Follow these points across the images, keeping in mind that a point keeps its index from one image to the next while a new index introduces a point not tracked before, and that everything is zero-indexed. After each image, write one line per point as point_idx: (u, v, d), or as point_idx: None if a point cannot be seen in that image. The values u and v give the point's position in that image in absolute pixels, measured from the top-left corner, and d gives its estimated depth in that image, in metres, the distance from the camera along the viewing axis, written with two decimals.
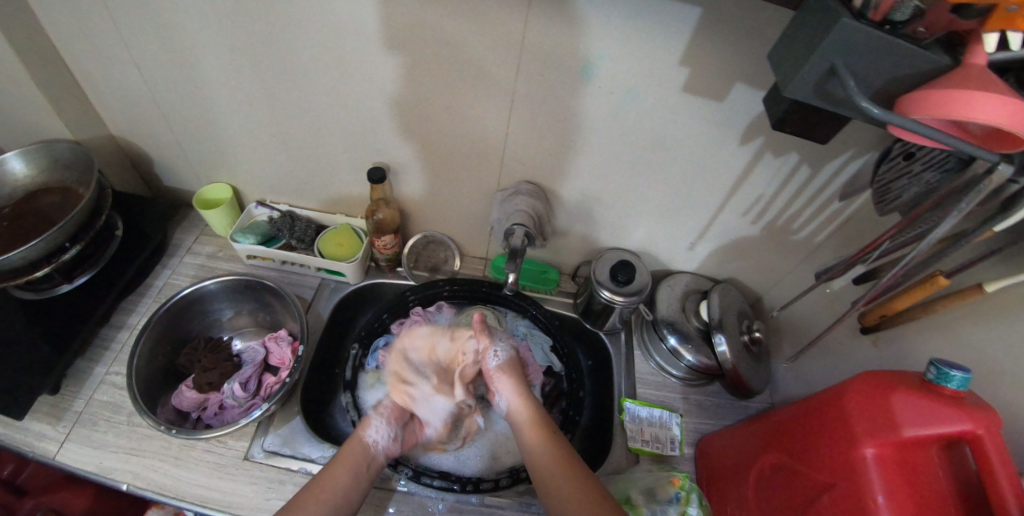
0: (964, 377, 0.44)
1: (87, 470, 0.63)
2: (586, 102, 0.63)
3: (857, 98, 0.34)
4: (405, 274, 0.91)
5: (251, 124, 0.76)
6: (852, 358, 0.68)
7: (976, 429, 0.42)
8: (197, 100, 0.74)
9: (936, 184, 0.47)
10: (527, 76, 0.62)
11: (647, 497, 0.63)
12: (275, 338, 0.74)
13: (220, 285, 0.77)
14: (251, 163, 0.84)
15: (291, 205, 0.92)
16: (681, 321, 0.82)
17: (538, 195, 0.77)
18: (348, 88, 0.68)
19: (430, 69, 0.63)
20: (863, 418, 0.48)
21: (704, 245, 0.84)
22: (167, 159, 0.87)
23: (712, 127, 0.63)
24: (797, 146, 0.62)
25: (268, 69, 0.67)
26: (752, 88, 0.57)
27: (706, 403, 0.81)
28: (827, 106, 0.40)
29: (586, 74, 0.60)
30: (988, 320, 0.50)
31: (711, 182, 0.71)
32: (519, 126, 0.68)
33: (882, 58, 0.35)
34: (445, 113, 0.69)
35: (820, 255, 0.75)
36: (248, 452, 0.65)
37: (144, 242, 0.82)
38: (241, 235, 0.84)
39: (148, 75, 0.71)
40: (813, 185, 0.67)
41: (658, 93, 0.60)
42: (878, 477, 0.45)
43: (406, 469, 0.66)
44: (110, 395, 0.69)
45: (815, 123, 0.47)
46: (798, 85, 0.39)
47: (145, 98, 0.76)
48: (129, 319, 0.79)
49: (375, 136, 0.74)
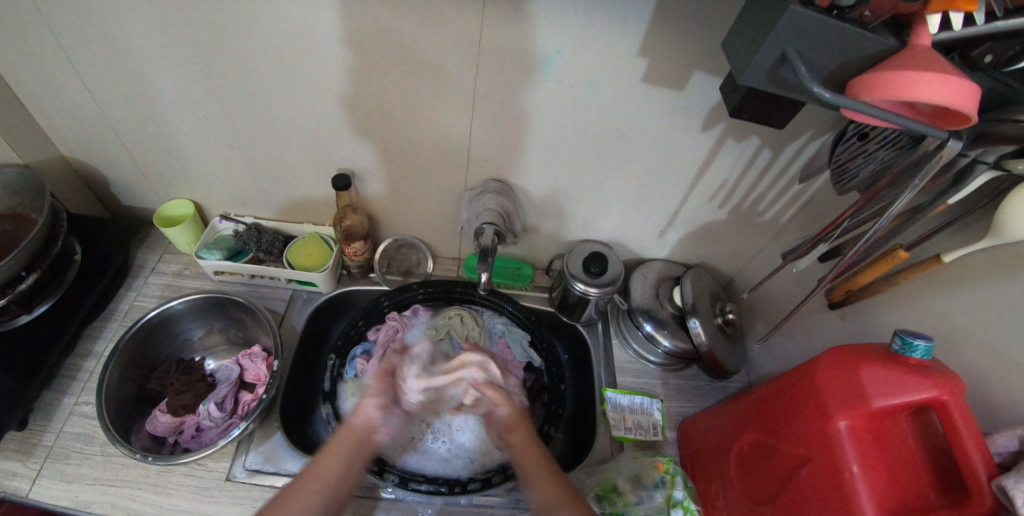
0: (927, 346, 0.45)
1: (62, 505, 0.61)
2: (549, 96, 0.62)
3: (809, 83, 0.34)
4: (378, 280, 0.90)
5: (209, 138, 0.74)
6: (823, 333, 0.70)
7: (941, 395, 0.43)
8: (148, 114, 0.71)
9: (889, 162, 0.48)
10: (488, 74, 0.60)
11: (633, 484, 0.65)
12: (249, 354, 0.72)
13: (187, 304, 0.74)
14: (211, 177, 0.81)
15: (256, 217, 0.89)
16: (656, 307, 0.82)
17: (506, 192, 0.77)
18: (305, 94, 0.65)
19: (389, 73, 0.62)
20: (834, 392, 0.49)
21: (674, 231, 0.84)
22: (123, 177, 0.84)
23: (675, 116, 0.63)
24: (756, 130, 0.63)
25: (220, 80, 0.65)
26: (711, 75, 0.57)
27: (685, 387, 0.83)
28: (781, 92, 0.40)
29: (545, 68, 0.59)
30: (944, 291, 0.52)
31: (676, 169, 0.71)
32: (482, 126, 0.68)
33: (831, 43, 0.35)
34: (407, 115, 0.67)
35: (786, 235, 0.76)
36: (230, 473, 0.64)
37: (106, 265, 0.79)
38: (206, 250, 0.82)
39: (93, 92, 0.68)
40: (774, 167, 0.68)
41: (620, 86, 0.60)
42: (852, 448, 0.46)
43: (392, 476, 0.65)
44: (83, 426, 0.67)
45: (770, 109, 0.48)
46: (751, 73, 0.39)
47: (93, 117, 0.72)
48: (96, 346, 0.76)
49: (337, 143, 0.72)
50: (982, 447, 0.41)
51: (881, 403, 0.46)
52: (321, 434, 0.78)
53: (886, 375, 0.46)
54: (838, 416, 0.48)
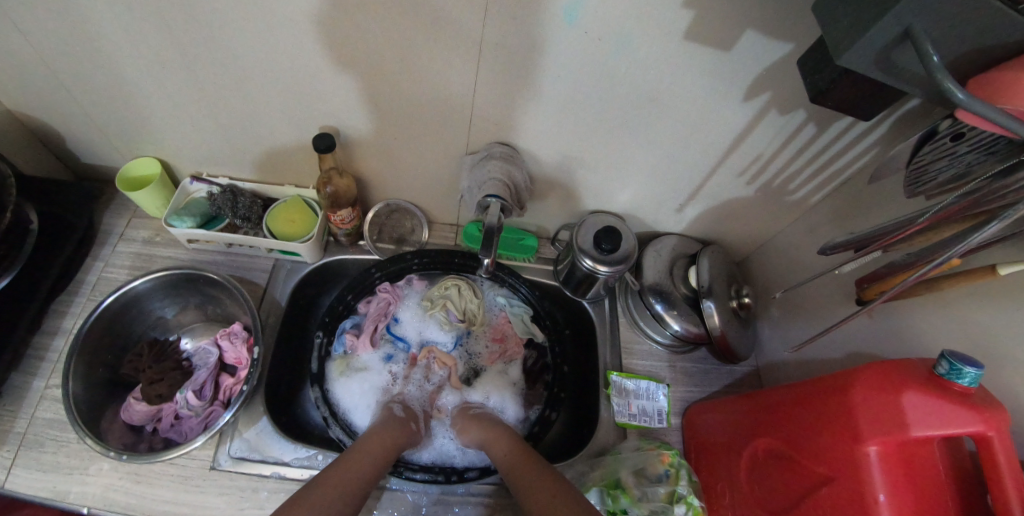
0: (977, 374, 0.41)
1: (41, 496, 0.58)
2: (567, 49, 0.52)
3: (938, 76, 0.26)
4: (369, 248, 0.83)
5: (171, 89, 0.64)
6: (846, 326, 0.66)
7: (987, 430, 0.40)
8: (93, 60, 0.60)
9: (976, 167, 0.41)
10: (497, 21, 0.50)
11: (637, 477, 0.64)
12: (228, 336, 0.67)
13: (151, 283, 0.67)
14: (176, 132, 0.71)
15: (231, 177, 0.80)
16: (669, 287, 0.77)
17: (511, 157, 0.68)
18: (276, 40, 0.55)
19: (376, 12, 0.51)
20: (868, 413, 0.45)
21: (693, 206, 0.77)
22: (76, 132, 0.73)
23: (714, 82, 0.54)
24: (806, 104, 0.54)
25: (174, 22, 0.53)
26: (765, 36, 0.48)
27: (692, 370, 0.80)
28: (879, 77, 0.32)
29: (566, 16, 0.48)
30: (999, 300, 0.47)
31: (707, 141, 0.63)
32: (487, 83, 0.58)
33: (965, 22, 0.27)
34: (400, 68, 0.57)
35: (815, 214, 0.70)
36: (214, 461, 0.61)
37: (68, 233, 0.71)
38: (176, 218, 0.74)
39: (23, 32, 0.56)
40: (819, 142, 0.61)
41: (652, 43, 0.50)
42: (880, 475, 0.43)
43: (386, 466, 0.63)
44: (55, 411, 0.63)
45: (846, 91, 0.39)
46: (853, 51, 0.30)
47: (25, 63, 0.61)
48: (65, 323, 0.70)
49: (319, 97, 0.62)
50: (1022, 488, 0.38)
51: (919, 433, 0.42)
52: (309, 411, 0.76)
53: (929, 403, 0.42)
54: (869, 440, 0.44)
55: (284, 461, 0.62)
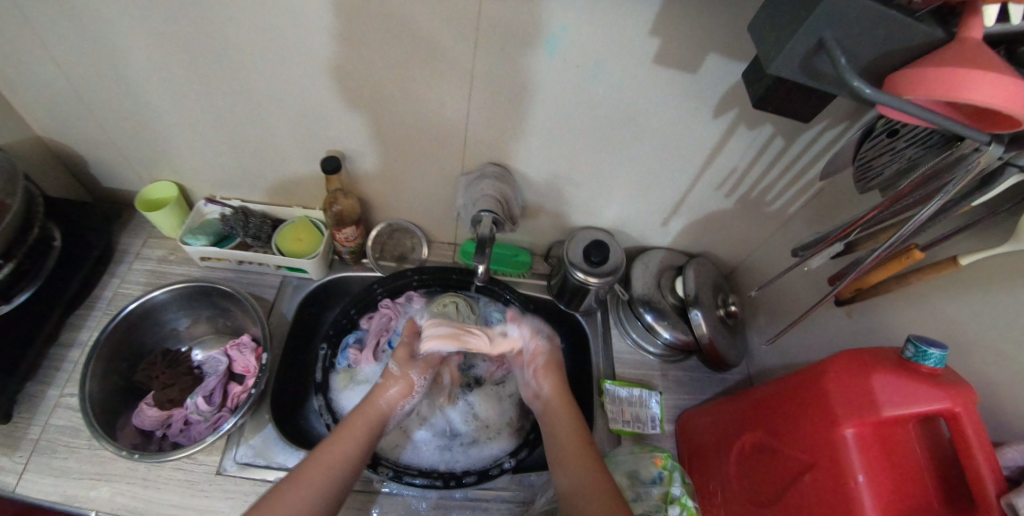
0: (942, 354, 0.43)
1: (51, 500, 0.59)
2: (552, 76, 0.58)
3: (849, 76, 0.31)
4: (371, 266, 0.87)
5: (192, 118, 0.70)
6: (827, 329, 0.69)
7: (954, 407, 0.42)
8: (125, 93, 0.66)
9: (917, 160, 0.45)
10: (487, 52, 0.56)
11: (632, 480, 0.65)
12: (236, 346, 0.70)
13: (169, 294, 0.71)
14: (195, 158, 0.77)
15: (242, 200, 0.86)
16: (656, 297, 0.81)
17: (504, 177, 0.73)
18: (290, 72, 0.61)
19: (380, 48, 0.57)
20: (844, 397, 0.47)
21: (678, 220, 0.82)
22: (102, 158, 0.79)
23: (686, 102, 0.60)
24: (770, 119, 0.60)
25: (200, 57, 0.60)
26: (727, 58, 0.54)
27: (684, 379, 0.82)
28: (811, 82, 0.37)
29: (549, 46, 0.54)
30: (958, 294, 0.51)
31: (684, 157, 0.68)
32: (480, 108, 0.64)
33: (873, 33, 0.32)
34: (401, 95, 0.63)
35: (793, 223, 0.75)
36: (220, 467, 0.63)
37: (88, 251, 0.76)
38: (191, 236, 0.79)
39: (66, 67, 0.63)
40: (787, 155, 0.66)
41: (627, 67, 0.56)
42: (858, 456, 0.45)
43: (386, 471, 0.65)
44: (68, 418, 0.65)
45: (793, 100, 0.44)
46: (782, 62, 0.36)
47: (64, 96, 0.67)
48: (81, 335, 0.74)
49: (327, 123, 0.68)
50: (993, 463, 0.40)
51: (891, 413, 0.44)
52: (312, 423, 0.77)
53: (899, 383, 0.44)
54: (846, 423, 0.46)
55: (287, 466, 0.64)
